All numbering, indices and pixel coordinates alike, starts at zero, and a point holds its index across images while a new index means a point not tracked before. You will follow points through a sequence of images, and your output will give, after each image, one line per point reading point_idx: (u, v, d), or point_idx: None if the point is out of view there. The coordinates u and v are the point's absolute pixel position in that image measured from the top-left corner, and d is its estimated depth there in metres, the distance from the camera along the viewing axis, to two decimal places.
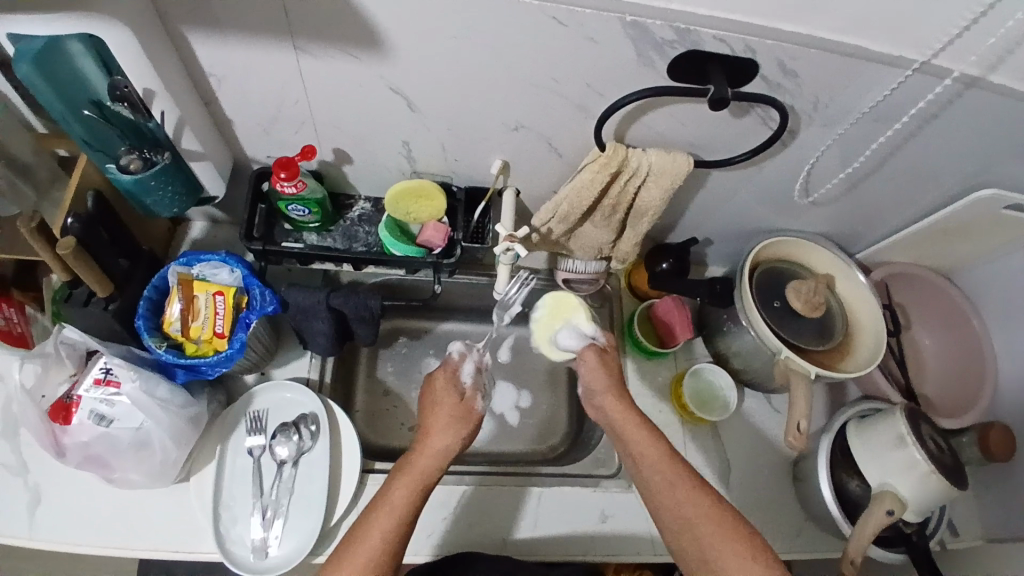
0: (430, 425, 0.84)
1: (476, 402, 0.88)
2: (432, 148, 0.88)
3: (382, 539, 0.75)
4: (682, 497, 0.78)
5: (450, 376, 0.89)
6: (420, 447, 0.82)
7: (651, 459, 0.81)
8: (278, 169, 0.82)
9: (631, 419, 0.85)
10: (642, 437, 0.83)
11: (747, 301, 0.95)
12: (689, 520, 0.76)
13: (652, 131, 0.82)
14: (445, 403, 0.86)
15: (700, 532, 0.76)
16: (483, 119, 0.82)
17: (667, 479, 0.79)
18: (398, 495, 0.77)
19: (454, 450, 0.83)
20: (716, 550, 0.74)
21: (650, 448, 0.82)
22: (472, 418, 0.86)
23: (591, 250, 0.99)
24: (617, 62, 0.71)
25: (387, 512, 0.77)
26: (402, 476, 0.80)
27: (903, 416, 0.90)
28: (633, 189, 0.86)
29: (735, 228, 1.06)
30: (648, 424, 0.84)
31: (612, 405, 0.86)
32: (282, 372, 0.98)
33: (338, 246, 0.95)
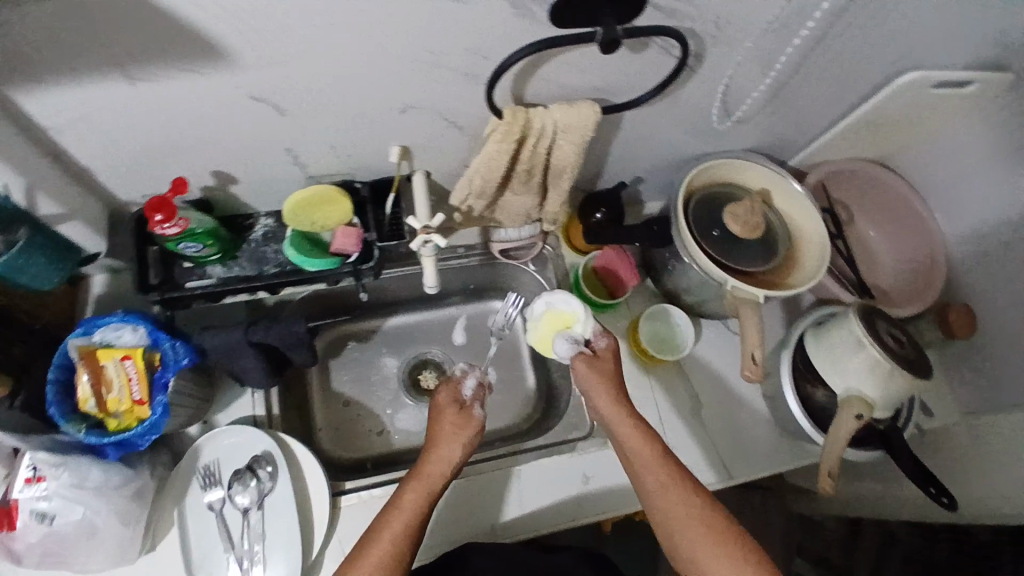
0: (436, 435, 0.87)
1: (478, 412, 0.91)
2: (322, 150, 0.80)
3: (390, 542, 0.76)
4: (671, 499, 0.76)
5: (455, 392, 0.93)
6: (429, 455, 0.85)
7: (642, 460, 0.80)
8: (152, 213, 0.74)
9: (626, 420, 0.85)
10: (634, 438, 0.82)
11: (685, 237, 0.91)
12: (675, 520, 0.75)
13: (550, 84, 0.74)
14: (449, 411, 0.90)
15: (686, 536, 0.73)
16: (367, 109, 0.74)
17: (659, 480, 0.78)
18: (408, 497, 0.80)
19: (454, 467, 0.85)
20: (705, 552, 0.72)
21: (641, 447, 0.81)
22: (472, 428, 0.89)
23: (518, 216, 0.94)
24: (492, 20, 0.63)
25: (403, 514, 0.78)
26: (413, 484, 0.82)
27: (857, 317, 0.89)
28: (545, 149, 0.79)
29: (663, 161, 1.01)
30: (640, 423, 0.84)
31: (607, 407, 0.87)
32: (226, 416, 0.93)
33: (249, 274, 0.87)
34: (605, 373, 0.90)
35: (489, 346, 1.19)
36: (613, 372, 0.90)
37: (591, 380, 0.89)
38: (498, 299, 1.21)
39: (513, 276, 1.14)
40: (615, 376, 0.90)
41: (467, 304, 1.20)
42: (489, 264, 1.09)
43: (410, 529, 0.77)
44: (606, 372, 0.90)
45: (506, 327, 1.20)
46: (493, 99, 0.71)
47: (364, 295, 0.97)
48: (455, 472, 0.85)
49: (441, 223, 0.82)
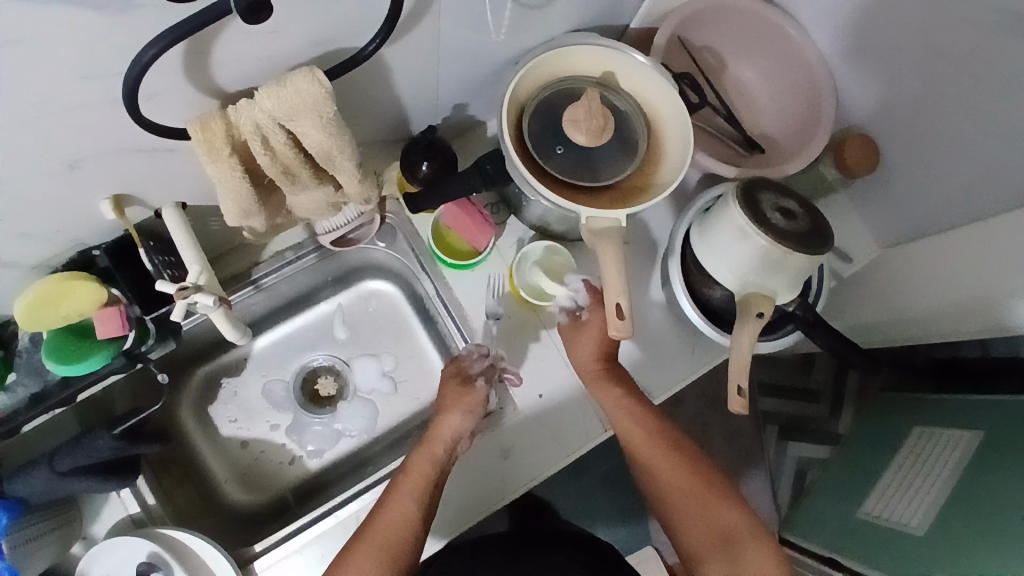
0: (442, 408, 0.87)
1: (482, 386, 0.88)
2: (20, 239, 0.61)
3: (403, 506, 0.79)
4: (647, 446, 0.84)
5: (462, 370, 0.90)
6: (434, 427, 0.86)
7: (621, 419, 0.84)
8: None
9: (598, 377, 0.86)
10: (612, 396, 0.85)
11: (523, 172, 0.76)
12: (652, 463, 0.84)
13: (242, 65, 0.53)
14: (452, 386, 0.89)
15: (658, 474, 0.84)
16: (28, 182, 0.54)
17: (639, 434, 0.84)
18: (416, 467, 0.82)
19: (457, 438, 0.85)
20: (674, 487, 0.83)
21: (620, 406, 0.84)
22: (477, 404, 0.87)
23: (321, 210, 0.75)
24: (86, 33, 0.42)
25: (413, 479, 0.81)
26: (420, 454, 0.84)
27: (737, 204, 0.77)
28: (287, 146, 0.60)
29: (476, 79, 0.82)
30: (617, 377, 0.86)
31: (581, 365, 0.87)
32: (100, 527, 0.83)
33: (37, 390, 0.72)
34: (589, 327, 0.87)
35: (378, 331, 1.07)
36: (597, 340, 0.86)
37: (569, 336, 0.88)
38: (371, 278, 1.06)
39: (367, 254, 0.98)
40: (602, 344, 0.86)
41: (337, 295, 1.06)
42: (330, 255, 0.94)
43: (421, 496, 0.80)
44: (582, 341, 0.87)
45: (386, 306, 1.07)
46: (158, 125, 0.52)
47: (163, 375, 0.80)
48: (461, 442, 0.85)
49: (198, 277, 0.66)
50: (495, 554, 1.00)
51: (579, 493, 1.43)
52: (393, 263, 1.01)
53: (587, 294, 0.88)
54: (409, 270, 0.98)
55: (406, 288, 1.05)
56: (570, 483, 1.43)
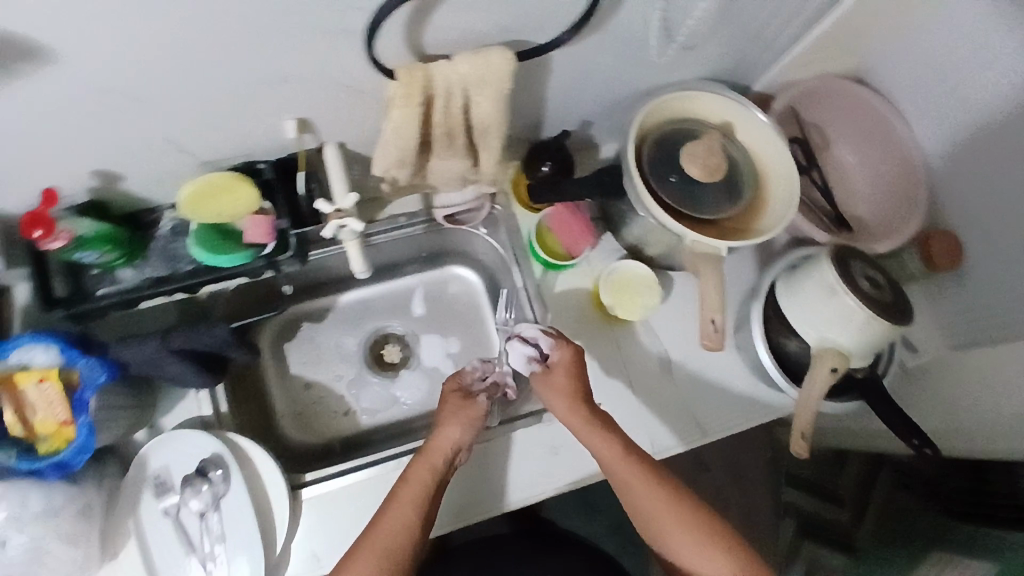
0: (442, 419, 0.86)
1: (482, 401, 0.88)
2: (213, 135, 0.70)
3: (404, 514, 0.76)
4: (644, 492, 0.78)
5: (461, 384, 0.91)
6: (432, 437, 0.84)
7: (609, 457, 0.80)
8: (30, 228, 0.69)
9: (578, 417, 0.83)
10: (596, 438, 0.81)
11: (640, 188, 0.83)
12: (654, 513, 0.78)
13: (451, 33, 0.64)
14: (449, 399, 0.89)
15: (657, 524, 0.78)
16: (245, 84, 0.64)
17: (634, 474, 0.79)
18: (414, 474, 0.80)
19: (456, 449, 0.84)
20: (680, 536, 0.77)
21: (605, 446, 0.80)
22: (474, 417, 0.86)
23: (451, 180, 0.84)
24: None
25: (412, 487, 0.79)
26: (419, 461, 0.82)
27: (831, 263, 0.82)
28: (460, 110, 0.69)
29: (613, 101, 0.91)
30: (601, 419, 0.82)
31: (564, 411, 0.84)
32: (171, 419, 0.88)
33: (161, 274, 0.79)
34: (568, 369, 0.86)
35: (453, 314, 1.13)
36: (568, 383, 0.84)
37: (550, 391, 0.85)
38: (458, 264, 1.14)
39: (465, 240, 1.06)
40: (574, 385, 0.84)
41: (423, 272, 1.13)
42: (435, 230, 1.01)
43: (420, 503, 0.78)
44: (557, 386, 0.85)
45: (465, 292, 1.14)
46: (375, 57, 0.62)
47: (286, 287, 1.07)
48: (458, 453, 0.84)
49: (352, 203, 0.75)
50: (517, 552, 1.01)
51: (590, 529, 1.42)
52: (485, 255, 1.08)
53: (549, 337, 0.88)
54: (500, 263, 1.05)
55: (488, 280, 1.12)
56: (583, 515, 1.43)
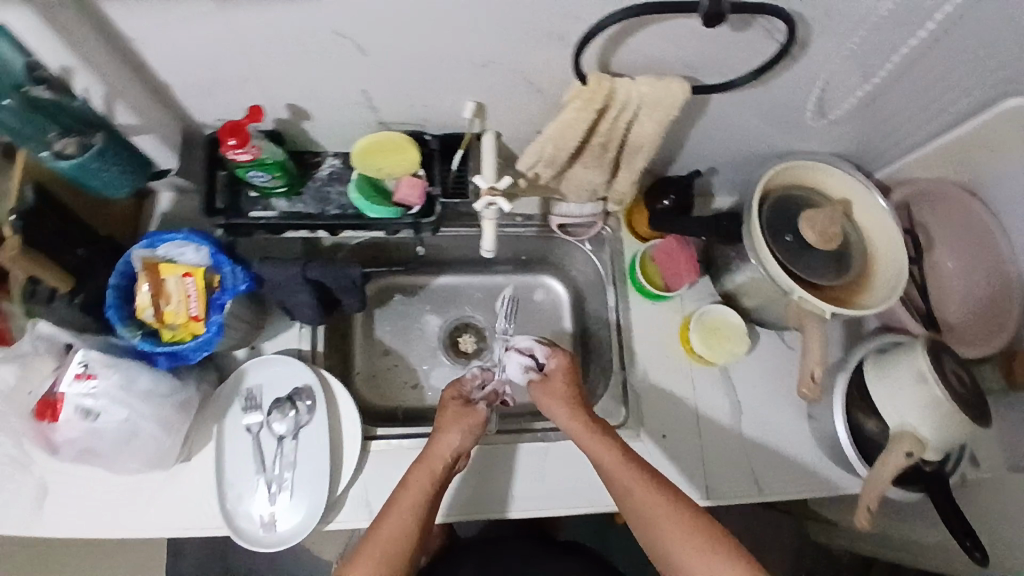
0: (442, 424, 0.89)
1: (481, 407, 0.92)
2: (400, 99, 0.78)
3: (403, 520, 0.80)
4: (638, 492, 0.82)
5: (463, 391, 0.96)
6: (432, 441, 0.87)
7: (606, 457, 0.85)
8: (226, 136, 0.73)
9: (579, 419, 0.89)
10: (594, 442, 0.87)
11: (756, 238, 0.88)
12: (648, 514, 0.81)
13: (642, 56, 0.72)
14: (451, 403, 0.92)
15: (653, 528, 0.80)
16: (452, 61, 0.71)
17: (629, 473, 0.83)
18: (415, 479, 0.83)
19: (456, 453, 0.86)
20: (674, 542, 0.78)
21: (601, 447, 0.86)
22: (477, 424, 0.89)
23: (584, 191, 0.90)
24: None
25: (412, 493, 0.82)
26: (418, 466, 0.84)
27: (925, 351, 0.85)
28: (625, 125, 0.76)
29: (743, 154, 0.98)
30: (596, 424, 0.89)
31: (564, 417, 0.90)
32: (272, 345, 0.94)
33: (312, 212, 0.87)
34: (564, 380, 0.94)
35: (535, 319, 1.18)
36: (565, 388, 0.93)
37: (548, 401, 0.92)
38: (548, 274, 1.19)
39: (567, 254, 1.11)
40: (570, 390, 0.93)
41: (515, 274, 1.19)
42: (545, 235, 1.07)
43: (419, 510, 0.81)
44: (556, 391, 0.93)
45: (549, 302, 1.18)
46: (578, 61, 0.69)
47: (421, 249, 1.10)
48: (458, 457, 0.87)
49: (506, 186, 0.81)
50: None
51: None
52: (580, 271, 1.13)
53: (546, 346, 0.97)
54: (595, 282, 1.10)
55: (575, 295, 1.17)
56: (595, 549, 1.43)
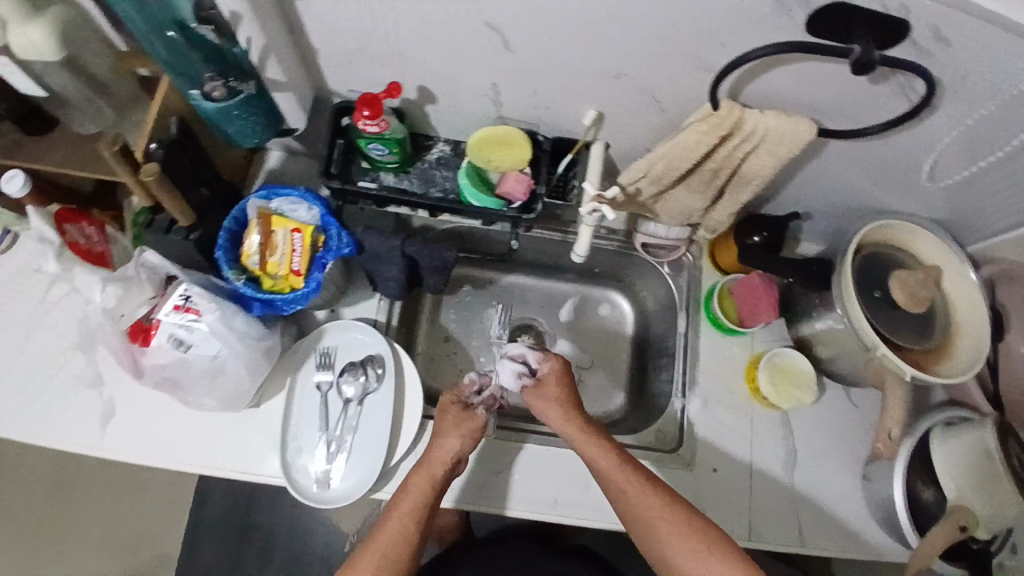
0: (440, 428, 0.88)
1: (480, 412, 0.89)
2: (526, 97, 0.81)
3: (402, 524, 0.82)
4: (637, 497, 0.84)
5: (461, 395, 0.91)
6: (432, 446, 0.86)
7: (604, 462, 0.86)
8: (362, 106, 0.77)
9: (574, 424, 0.89)
10: (593, 449, 0.87)
11: (846, 288, 0.90)
12: (647, 516, 0.83)
13: (772, 93, 0.74)
14: (448, 405, 0.90)
15: (652, 530, 0.82)
16: (587, 66, 0.75)
17: (627, 478, 0.84)
18: (415, 483, 0.84)
19: (456, 459, 0.86)
20: (672, 545, 0.81)
21: (599, 453, 0.86)
22: (475, 430, 0.88)
23: (679, 215, 0.92)
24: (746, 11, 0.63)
25: (412, 498, 0.83)
26: (418, 471, 0.85)
27: (994, 429, 0.86)
28: (741, 155, 0.78)
29: (842, 204, 0.98)
30: (593, 429, 0.89)
31: (560, 421, 0.90)
32: (351, 311, 0.97)
33: (414, 190, 0.90)
34: (560, 386, 0.92)
35: (596, 332, 1.19)
36: (559, 392, 0.91)
37: (544, 408, 0.91)
38: (616, 291, 1.21)
39: (642, 274, 1.13)
40: (565, 394, 0.92)
41: (585, 285, 1.21)
42: (625, 252, 1.08)
43: (418, 515, 0.83)
44: (551, 396, 0.91)
45: (613, 318, 1.20)
46: (717, 87, 0.71)
47: (512, 242, 1.00)
48: (458, 462, 0.86)
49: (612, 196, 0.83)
50: None
51: None
52: (653, 295, 1.14)
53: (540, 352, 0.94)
54: (666, 306, 1.11)
55: (640, 317, 1.18)
56: None
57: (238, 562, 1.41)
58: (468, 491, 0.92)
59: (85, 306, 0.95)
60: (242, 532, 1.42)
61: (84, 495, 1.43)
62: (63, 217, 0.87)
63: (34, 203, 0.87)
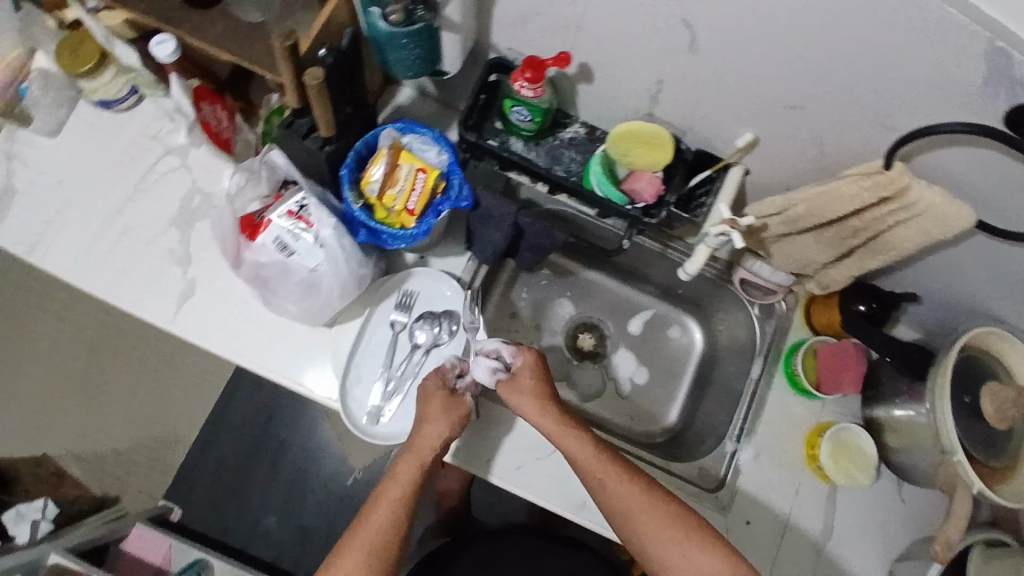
0: (422, 414, 0.85)
1: (465, 395, 0.87)
2: (687, 102, 0.79)
3: (389, 511, 0.82)
4: (616, 487, 0.83)
5: (445, 377, 0.88)
6: (416, 431, 0.84)
7: (581, 452, 0.84)
8: (526, 68, 0.75)
9: (550, 417, 0.86)
10: (570, 439, 0.85)
11: (943, 383, 0.87)
12: (628, 507, 0.83)
13: (945, 169, 0.72)
14: (426, 390, 0.86)
15: (634, 519, 0.83)
16: (764, 87, 0.73)
17: (605, 466, 0.84)
18: (402, 470, 0.83)
19: (442, 443, 0.83)
20: (654, 533, 0.82)
21: (576, 444, 0.85)
22: (459, 412, 0.85)
23: (796, 263, 0.90)
24: (949, 86, 0.61)
25: (397, 487, 0.83)
26: (405, 457, 0.84)
27: None
28: (890, 222, 0.76)
29: (958, 302, 0.95)
30: (568, 419, 0.87)
31: (535, 415, 0.86)
32: (440, 263, 0.97)
33: (539, 164, 0.88)
34: (539, 381, 0.88)
35: (659, 351, 1.18)
36: (535, 386, 0.87)
37: (520, 403, 0.86)
38: (690, 317, 1.18)
39: (727, 309, 1.11)
40: (540, 387, 0.88)
41: (661, 302, 1.19)
42: (718, 283, 1.07)
43: (405, 501, 0.83)
44: (526, 389, 0.87)
45: (679, 342, 1.18)
46: (896, 150, 0.69)
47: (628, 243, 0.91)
48: (446, 446, 0.84)
49: (746, 225, 0.79)
50: None
51: None
52: (730, 332, 1.12)
53: (513, 345, 0.89)
54: (743, 347, 1.09)
55: (708, 349, 1.16)
56: None
57: (248, 465, 1.44)
58: (503, 467, 0.91)
59: (191, 183, 0.95)
60: (259, 438, 1.45)
61: (120, 360, 1.47)
62: (202, 95, 0.87)
63: (177, 72, 0.84)
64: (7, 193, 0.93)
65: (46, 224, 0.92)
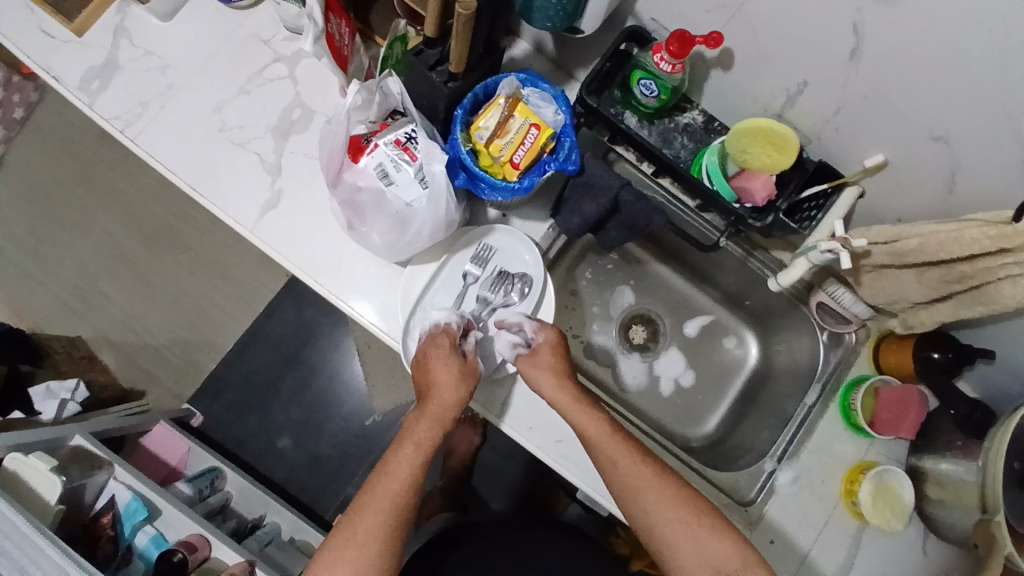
0: (433, 378, 0.83)
1: (471, 356, 0.86)
2: (825, 110, 0.77)
3: (407, 474, 0.79)
4: (627, 468, 0.81)
5: (453, 338, 0.87)
6: (430, 395, 0.82)
7: (596, 430, 0.83)
8: (672, 41, 0.73)
9: (568, 392, 0.85)
10: (585, 416, 0.83)
11: (999, 441, 0.84)
12: (638, 491, 0.81)
13: None
14: (440, 350, 0.84)
15: (643, 502, 0.81)
16: (910, 111, 0.70)
17: (620, 445, 0.82)
18: (419, 434, 0.82)
19: (456, 405, 0.83)
20: (663, 520, 0.80)
21: (590, 421, 0.83)
22: (472, 375, 0.84)
23: (886, 296, 0.88)
24: None
25: (409, 452, 0.80)
26: (419, 422, 0.82)
27: None
28: (1004, 273, 0.71)
29: None
30: (585, 398, 0.85)
31: (552, 391, 0.85)
32: (521, 224, 0.96)
33: (650, 143, 0.86)
34: (558, 358, 0.87)
35: (709, 357, 1.17)
36: (555, 363, 0.86)
37: (539, 378, 0.85)
38: (748, 331, 1.17)
39: (791, 330, 1.09)
40: (559, 363, 0.87)
41: (722, 309, 1.17)
42: (792, 301, 1.06)
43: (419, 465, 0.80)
44: (544, 364, 0.86)
45: (731, 353, 1.16)
46: None
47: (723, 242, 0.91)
48: (461, 409, 0.84)
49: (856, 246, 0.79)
50: None
51: None
52: (790, 354, 1.10)
53: (536, 321, 0.89)
54: (800, 372, 1.07)
55: (761, 365, 1.14)
56: None
57: (274, 386, 1.45)
58: (543, 436, 0.89)
59: (294, 95, 0.93)
60: (289, 363, 1.46)
61: (168, 257, 1.48)
62: (331, 5, 0.82)
63: None
64: (111, 68, 0.92)
65: (145, 104, 0.91)
